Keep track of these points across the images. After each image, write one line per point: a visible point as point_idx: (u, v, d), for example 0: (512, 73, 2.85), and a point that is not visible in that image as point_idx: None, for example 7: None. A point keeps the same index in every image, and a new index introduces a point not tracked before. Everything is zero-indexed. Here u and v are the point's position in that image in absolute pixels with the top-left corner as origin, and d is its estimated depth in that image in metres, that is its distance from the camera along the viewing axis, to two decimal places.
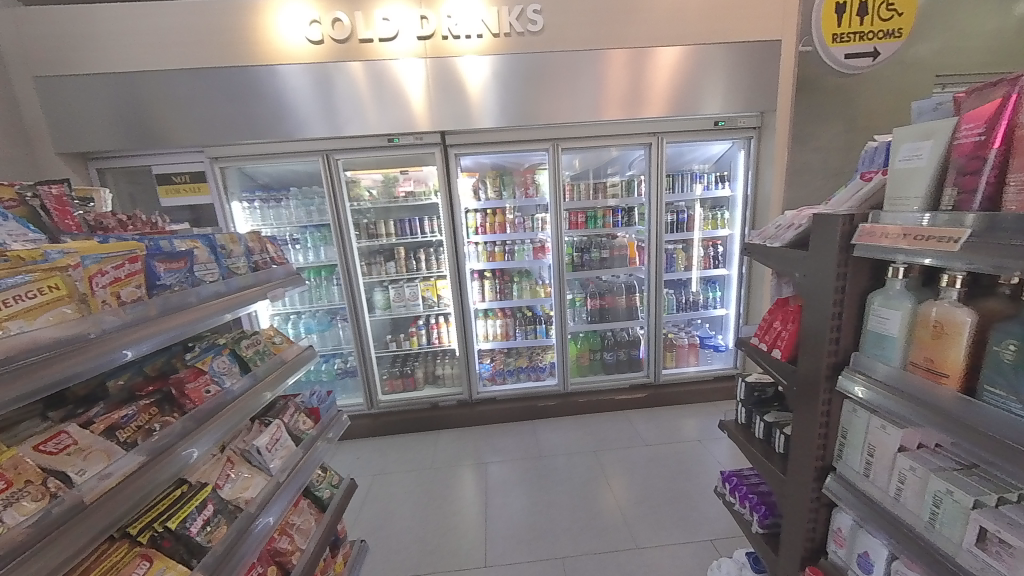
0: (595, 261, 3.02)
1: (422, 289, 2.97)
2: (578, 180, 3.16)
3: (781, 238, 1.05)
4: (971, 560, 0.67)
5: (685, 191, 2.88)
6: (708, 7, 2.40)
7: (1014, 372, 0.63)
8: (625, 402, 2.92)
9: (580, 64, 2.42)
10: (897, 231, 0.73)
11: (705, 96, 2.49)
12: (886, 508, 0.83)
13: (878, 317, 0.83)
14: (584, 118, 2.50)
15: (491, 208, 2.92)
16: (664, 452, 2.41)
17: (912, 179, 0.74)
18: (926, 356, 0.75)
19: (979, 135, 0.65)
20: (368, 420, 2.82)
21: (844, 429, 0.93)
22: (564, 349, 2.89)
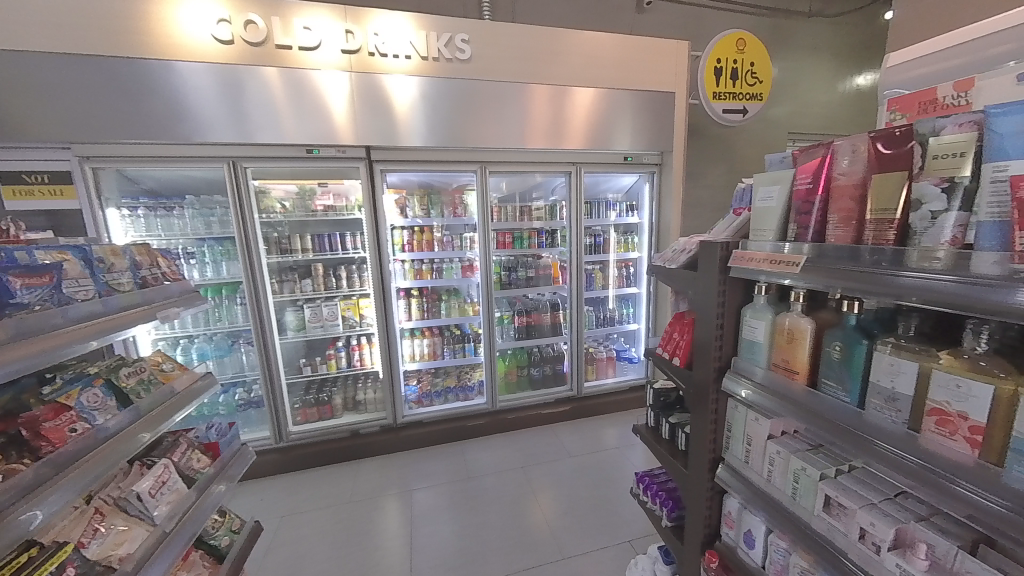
0: (522, 279, 3.13)
1: (343, 308, 2.81)
2: (505, 202, 3.29)
3: (677, 261, 1.22)
4: (821, 523, 0.84)
5: (601, 217, 3.17)
6: (618, 57, 2.72)
7: (841, 367, 0.80)
8: (551, 416, 3.02)
9: (506, 94, 2.57)
10: (758, 256, 0.91)
11: (617, 134, 2.79)
12: (760, 487, 0.99)
13: (749, 327, 1.00)
14: (511, 145, 2.63)
15: (418, 226, 2.90)
16: (587, 462, 2.53)
17: (767, 216, 0.93)
18: (783, 357, 0.92)
19: (809, 184, 0.83)
20: (276, 455, 2.53)
21: (729, 424, 1.09)
22: (492, 367, 2.92)
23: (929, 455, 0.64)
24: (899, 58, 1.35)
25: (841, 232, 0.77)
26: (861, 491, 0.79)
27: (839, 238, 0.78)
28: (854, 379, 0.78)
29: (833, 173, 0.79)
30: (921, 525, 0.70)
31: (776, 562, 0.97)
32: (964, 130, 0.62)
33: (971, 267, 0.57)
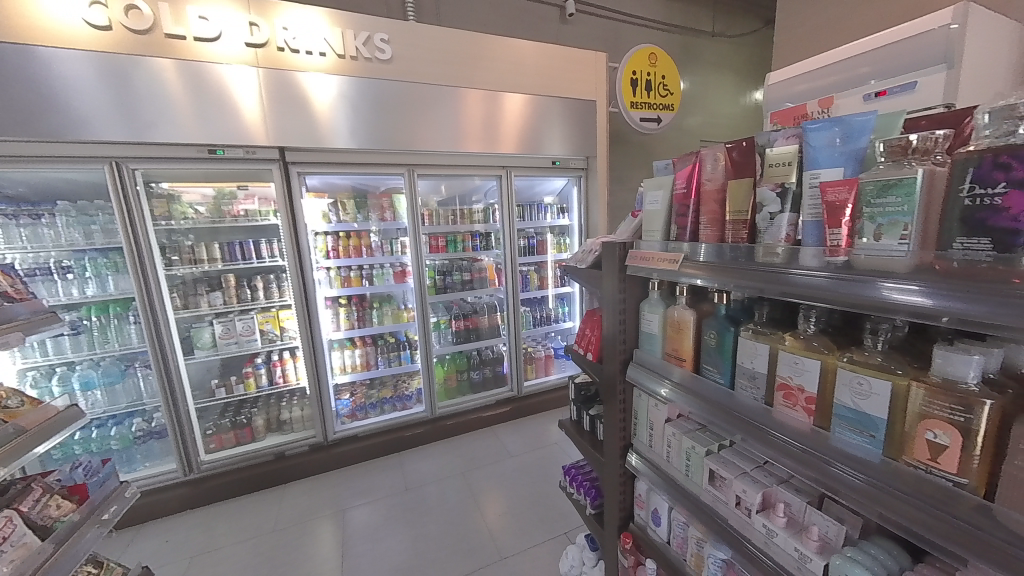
0: (457, 283, 3.11)
1: (261, 321, 2.59)
2: (446, 205, 3.26)
3: (585, 261, 1.28)
4: (708, 495, 0.93)
5: (534, 220, 3.24)
6: (542, 65, 2.81)
7: (716, 352, 0.89)
8: (492, 418, 3.02)
9: (431, 97, 2.53)
10: (648, 255, 0.98)
11: (545, 138, 2.88)
12: (662, 468, 1.07)
13: (646, 320, 1.08)
14: (438, 147, 2.59)
15: (344, 231, 2.77)
16: (527, 461, 2.57)
17: (654, 218, 1.02)
18: (673, 346, 1.01)
19: (683, 189, 0.92)
20: (185, 489, 2.26)
21: (635, 412, 1.17)
22: (429, 374, 2.85)
23: (780, 425, 0.74)
24: None
25: (710, 232, 0.86)
26: (737, 462, 0.89)
27: (709, 237, 0.86)
28: (726, 363, 0.87)
29: (701, 178, 0.88)
30: (781, 487, 0.81)
31: (678, 535, 1.06)
32: (789, 141, 0.72)
33: (799, 261, 0.67)
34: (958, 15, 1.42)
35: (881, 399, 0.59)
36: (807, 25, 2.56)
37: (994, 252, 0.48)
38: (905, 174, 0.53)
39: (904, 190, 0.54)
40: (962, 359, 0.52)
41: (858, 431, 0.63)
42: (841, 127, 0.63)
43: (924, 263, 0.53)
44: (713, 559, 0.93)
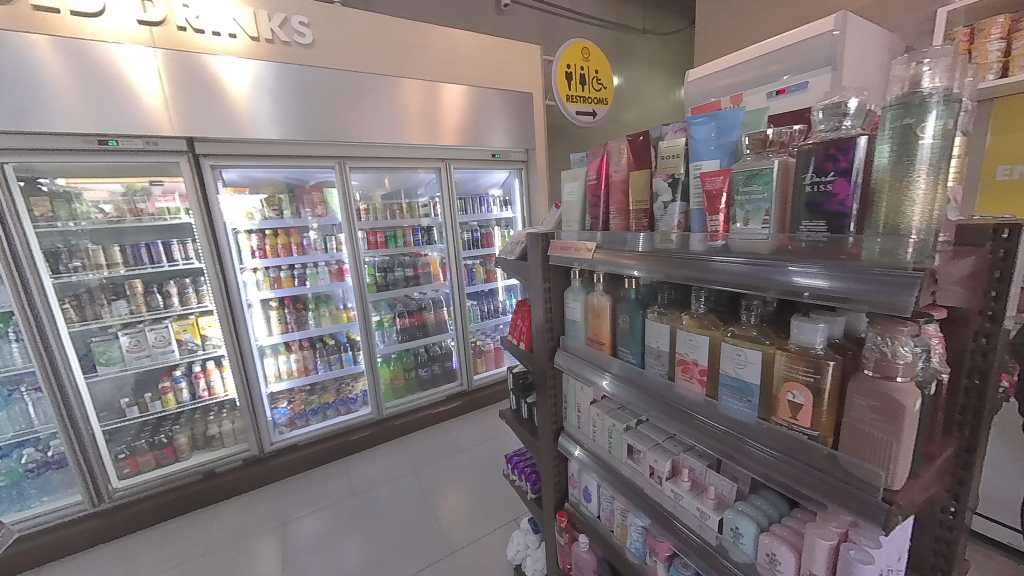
0: (400, 280, 3.01)
1: (177, 330, 2.35)
2: (390, 199, 3.11)
3: (514, 253, 1.29)
4: (627, 469, 0.99)
5: (477, 212, 3.21)
6: (478, 55, 2.76)
7: (629, 334, 0.95)
8: (442, 414, 2.97)
9: (360, 85, 2.41)
10: (567, 245, 1.02)
11: (484, 130, 2.84)
12: (590, 447, 1.12)
13: (570, 307, 1.12)
14: (371, 139, 2.48)
15: (271, 228, 2.57)
16: (478, 453, 2.57)
17: (571, 209, 1.06)
18: (593, 331, 1.06)
19: (594, 180, 0.96)
20: (95, 522, 2.02)
21: (565, 396, 1.21)
22: (374, 375, 2.75)
23: (680, 397, 0.81)
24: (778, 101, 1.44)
25: (619, 222, 0.91)
26: (651, 435, 0.96)
27: (618, 227, 0.91)
28: (637, 344, 0.93)
29: (608, 170, 0.92)
30: (687, 454, 0.88)
31: (606, 508, 1.12)
32: (677, 135, 0.77)
33: (689, 246, 0.73)
34: (839, 22, 1.61)
35: (754, 368, 0.66)
36: (723, 26, 2.74)
37: (828, 233, 0.55)
38: (763, 165, 0.59)
39: (764, 180, 0.60)
40: (811, 328, 0.59)
41: (740, 398, 0.70)
42: (717, 122, 0.69)
43: (781, 245, 0.59)
44: (634, 526, 1.00)
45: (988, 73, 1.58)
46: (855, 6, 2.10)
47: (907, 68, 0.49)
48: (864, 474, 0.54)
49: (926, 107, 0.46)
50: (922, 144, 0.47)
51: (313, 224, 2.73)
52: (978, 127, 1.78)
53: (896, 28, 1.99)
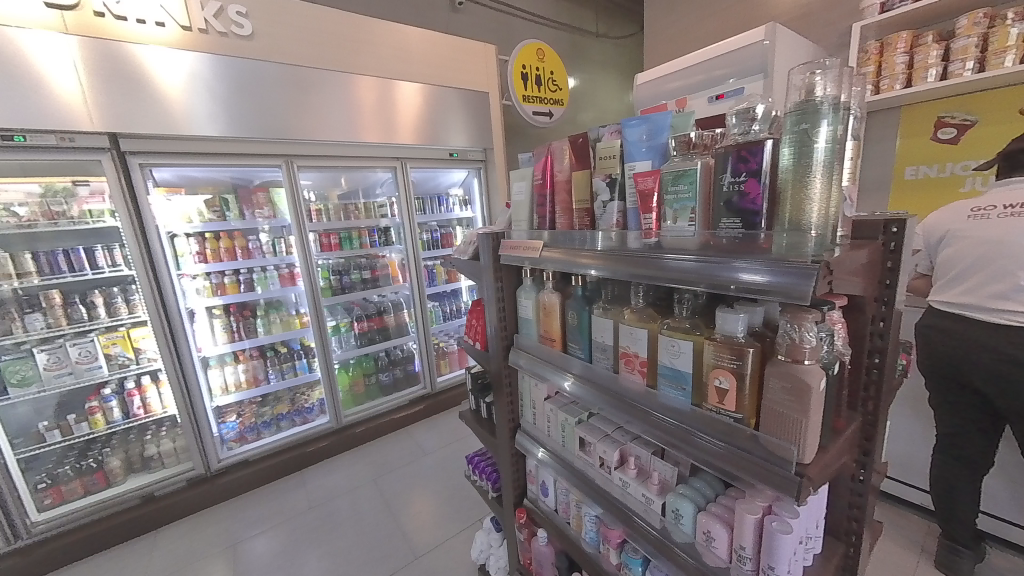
0: (356, 283, 2.90)
1: (105, 344, 2.13)
2: (346, 199, 3.00)
3: (467, 253, 1.29)
4: (580, 461, 1.01)
5: (436, 212, 3.15)
6: (432, 53, 2.72)
7: (578, 330, 0.97)
8: (405, 419, 2.90)
9: (307, 80, 2.30)
10: (516, 244, 1.03)
11: (441, 128, 2.80)
12: (546, 443, 1.14)
13: (522, 305, 1.14)
14: (320, 136, 2.38)
15: (212, 231, 2.40)
16: (443, 456, 2.54)
17: (520, 209, 1.07)
18: (545, 328, 1.08)
19: (540, 179, 0.98)
20: (11, 561, 1.81)
21: (521, 394, 1.23)
22: (331, 383, 2.64)
23: (624, 388, 0.84)
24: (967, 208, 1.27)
25: (564, 221, 0.93)
26: (601, 426, 0.99)
27: (563, 225, 0.94)
28: (584, 339, 0.96)
29: (553, 170, 0.94)
30: (633, 442, 0.92)
31: (562, 501, 1.15)
32: (613, 136, 0.80)
33: (627, 243, 0.76)
34: (769, 32, 1.72)
35: (687, 357, 0.70)
36: (670, 32, 2.87)
37: (743, 229, 0.59)
38: (687, 166, 0.63)
39: (688, 180, 0.64)
40: (733, 318, 0.63)
41: (676, 386, 0.74)
42: (647, 125, 0.72)
43: (705, 241, 0.64)
44: (588, 516, 1.03)
45: (896, 82, 1.75)
46: (784, 18, 2.27)
47: (804, 78, 0.54)
48: (779, 450, 0.59)
49: (820, 114, 0.51)
50: (816, 147, 0.51)
51: (262, 226, 2.58)
52: (888, 132, 1.96)
53: (820, 39, 2.16)
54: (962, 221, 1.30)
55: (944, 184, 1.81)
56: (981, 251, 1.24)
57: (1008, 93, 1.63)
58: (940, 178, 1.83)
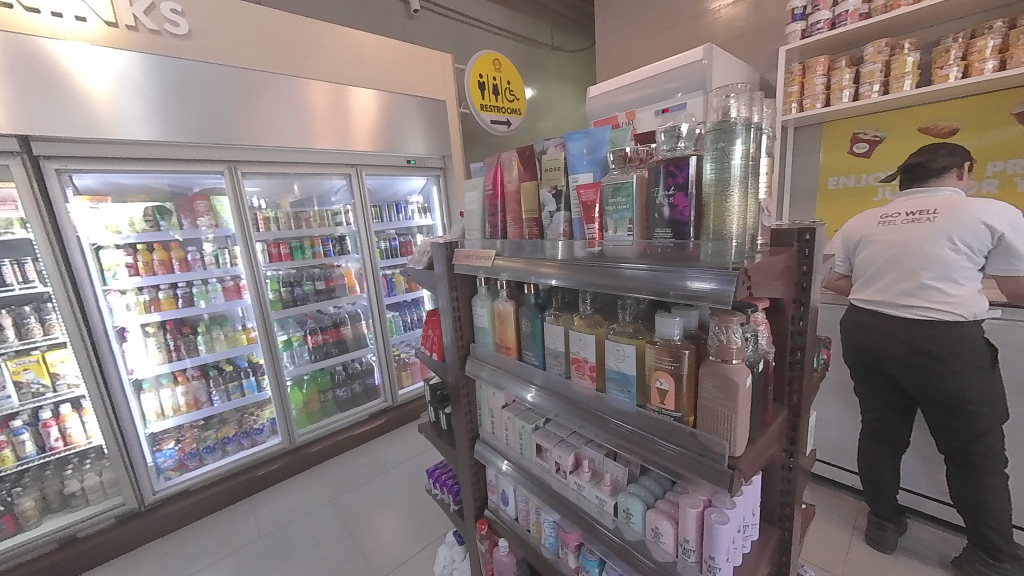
0: (309, 294, 2.77)
1: (14, 370, 1.90)
2: (299, 208, 2.88)
3: (421, 262, 1.28)
4: (537, 468, 1.02)
5: (394, 221, 3.08)
6: (387, 60, 2.68)
7: (531, 337, 0.99)
8: (365, 435, 2.78)
9: (252, 83, 2.19)
10: (469, 253, 1.04)
11: (397, 135, 2.76)
12: (505, 451, 1.14)
13: (478, 314, 1.14)
14: (268, 141, 2.26)
15: (145, 243, 2.21)
16: (405, 470, 2.46)
17: (473, 218, 1.08)
18: (500, 336, 1.08)
19: (491, 189, 0.99)
20: None
21: (479, 403, 1.23)
22: (283, 401, 2.50)
23: (575, 394, 0.86)
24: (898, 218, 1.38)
25: (515, 230, 0.95)
26: (556, 432, 1.01)
27: (515, 235, 0.95)
28: (538, 347, 0.98)
29: (503, 180, 0.95)
30: (587, 446, 0.94)
31: (522, 509, 1.15)
32: (558, 149, 0.82)
33: (573, 252, 0.79)
34: (706, 52, 1.86)
35: (630, 361, 0.74)
36: (619, 47, 3.00)
37: (674, 239, 0.63)
38: (624, 179, 0.66)
39: (626, 193, 0.67)
40: (669, 322, 0.67)
41: (622, 389, 0.76)
42: (589, 139, 0.75)
43: (643, 250, 0.67)
44: (547, 522, 1.04)
45: (816, 101, 1.93)
46: (721, 40, 2.45)
47: (721, 100, 0.59)
48: (714, 446, 0.63)
49: (734, 133, 0.55)
50: (733, 164, 0.56)
51: (205, 236, 2.41)
52: (813, 146, 2.16)
53: (752, 60, 2.35)
54: (873, 226, 1.44)
55: (861, 194, 2.02)
56: (890, 254, 1.38)
57: (908, 114, 1.85)
58: (857, 188, 2.03)
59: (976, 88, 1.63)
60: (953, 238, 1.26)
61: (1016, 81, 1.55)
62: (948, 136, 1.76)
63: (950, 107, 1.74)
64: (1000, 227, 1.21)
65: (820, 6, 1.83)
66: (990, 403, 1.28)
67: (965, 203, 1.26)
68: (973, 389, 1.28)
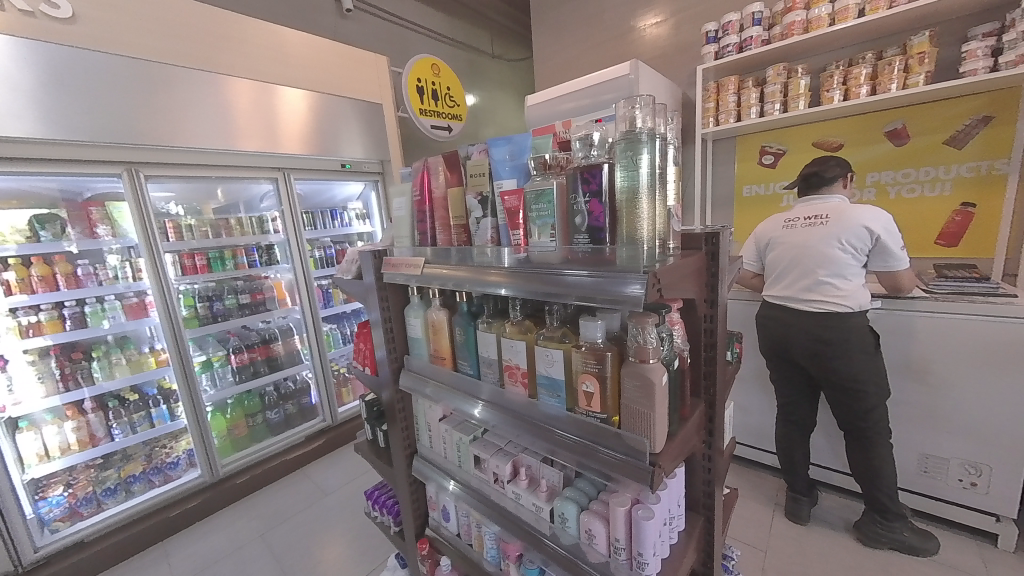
0: (231, 309, 2.52)
1: None
2: (223, 214, 2.62)
3: (350, 271, 1.22)
4: (475, 479, 1.00)
5: (328, 228, 2.89)
6: (316, 59, 2.54)
7: (465, 346, 0.97)
8: (301, 459, 2.57)
9: (157, 76, 1.96)
10: (398, 261, 1.00)
11: (331, 138, 2.61)
12: (444, 466, 1.10)
13: (411, 324, 1.09)
14: (180, 142, 2.04)
15: (22, 257, 1.88)
16: (347, 493, 2.30)
17: (402, 224, 1.04)
18: (434, 347, 1.05)
19: (419, 195, 0.96)
20: None
21: (415, 417, 1.18)
22: (202, 429, 2.24)
23: (509, 401, 0.85)
24: (800, 221, 1.54)
25: (444, 237, 0.93)
26: (493, 441, 0.99)
27: (444, 242, 0.93)
28: (471, 356, 0.96)
29: (431, 186, 0.92)
30: (524, 453, 0.94)
31: (463, 524, 1.12)
32: (482, 155, 0.82)
33: (500, 258, 0.78)
34: (632, 67, 1.98)
35: (559, 365, 0.74)
36: (555, 59, 3.09)
37: (592, 244, 0.65)
38: (545, 186, 0.67)
39: (547, 199, 0.68)
40: (592, 325, 0.68)
41: (552, 394, 0.77)
42: (511, 145, 0.76)
43: (564, 255, 0.68)
44: (487, 535, 1.02)
45: (730, 116, 2.11)
46: (647, 57, 2.61)
47: (627, 111, 0.62)
48: (636, 444, 0.64)
49: (641, 143, 0.58)
50: (640, 172, 0.59)
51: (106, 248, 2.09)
52: (728, 157, 2.36)
53: (675, 77, 2.53)
54: (779, 230, 1.60)
55: (769, 201, 2.25)
56: (793, 254, 1.54)
57: (804, 130, 2.09)
58: (766, 196, 2.26)
59: (855, 110, 1.88)
60: (841, 239, 1.44)
61: (884, 105, 1.81)
62: (836, 150, 2.00)
63: (836, 125, 1.99)
64: (876, 229, 1.40)
65: (729, 31, 2.02)
66: (875, 383, 1.47)
67: (849, 209, 1.43)
68: (862, 371, 1.46)
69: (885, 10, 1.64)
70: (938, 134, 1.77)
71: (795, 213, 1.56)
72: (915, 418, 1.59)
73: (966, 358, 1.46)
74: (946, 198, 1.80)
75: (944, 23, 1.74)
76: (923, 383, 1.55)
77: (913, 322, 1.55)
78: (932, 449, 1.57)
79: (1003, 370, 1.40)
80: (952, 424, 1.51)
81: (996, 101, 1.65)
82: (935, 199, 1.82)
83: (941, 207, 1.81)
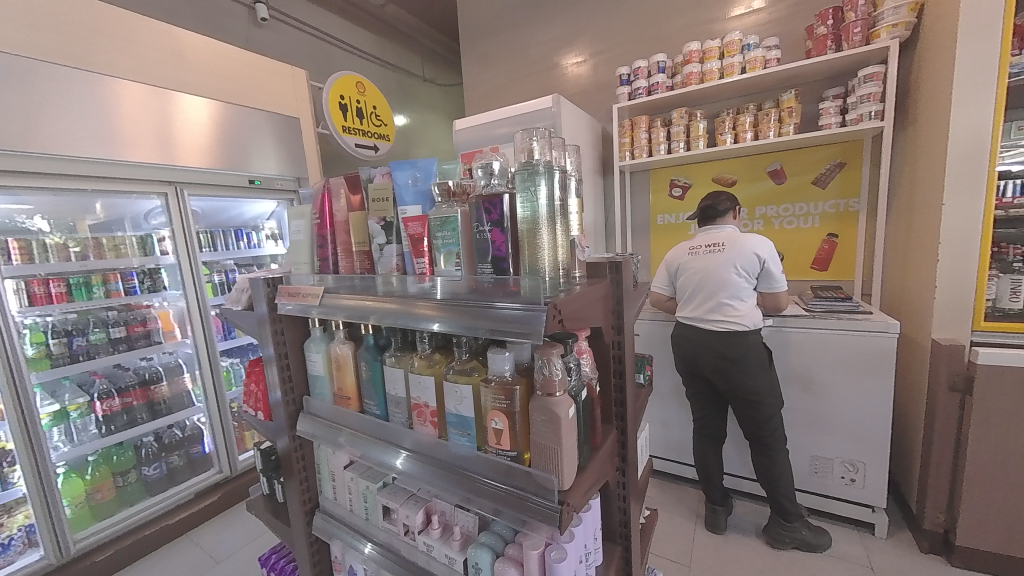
0: (98, 344, 2.09)
1: None
2: (103, 231, 2.21)
3: (240, 302, 1.08)
4: (383, 533, 0.89)
5: (231, 250, 2.56)
6: (221, 65, 2.31)
7: (371, 383, 0.87)
8: (187, 521, 2.17)
9: (8, 68, 1.62)
10: (295, 291, 0.89)
11: (238, 150, 2.35)
12: (351, 522, 0.97)
13: (311, 360, 0.97)
14: (37, 147, 1.68)
15: None
16: (244, 557, 1.97)
17: (301, 248, 0.94)
18: (338, 385, 0.94)
19: (319, 218, 0.88)
20: None
21: (317, 466, 1.04)
22: (49, 499, 1.77)
23: (417, 443, 0.78)
24: (701, 246, 1.68)
25: (346, 264, 0.84)
26: (403, 487, 0.90)
27: (344, 269, 0.85)
28: (378, 395, 0.87)
29: (331, 210, 0.84)
30: (437, 498, 0.86)
31: None
32: (385, 177, 0.76)
33: (405, 287, 0.72)
34: (554, 101, 2.07)
35: (468, 402, 0.69)
36: (483, 87, 3.16)
37: (495, 274, 0.62)
38: (449, 213, 0.63)
39: (452, 227, 0.64)
40: (500, 358, 0.64)
41: (462, 433, 0.71)
42: (415, 170, 0.71)
43: (470, 284, 0.64)
44: None
45: (643, 151, 2.29)
46: (569, 92, 2.78)
47: (524, 141, 0.62)
48: (545, 483, 0.61)
49: (538, 174, 0.58)
50: (539, 203, 0.58)
51: None
52: (643, 188, 2.55)
53: (594, 112, 2.71)
54: (685, 256, 1.73)
55: (679, 229, 2.46)
56: (699, 279, 1.67)
57: (704, 167, 2.33)
58: (677, 225, 2.46)
59: (743, 152, 2.14)
60: (736, 265, 1.59)
61: (765, 149, 2.09)
62: (730, 185, 2.26)
63: (730, 164, 2.25)
64: (763, 255, 1.57)
65: (640, 75, 2.21)
66: (772, 395, 1.61)
67: (741, 238, 1.60)
68: (762, 384, 1.60)
69: (761, 69, 1.91)
70: (807, 175, 2.08)
71: (698, 239, 1.71)
72: (805, 424, 1.77)
73: (840, 368, 1.66)
74: (816, 229, 2.10)
75: (806, 84, 2.07)
76: (810, 392, 1.74)
77: (798, 337, 1.74)
78: (819, 451, 1.75)
79: (868, 378, 1.62)
80: (833, 427, 1.71)
81: (846, 150, 1.98)
82: (808, 230, 2.12)
83: (813, 237, 2.11)
